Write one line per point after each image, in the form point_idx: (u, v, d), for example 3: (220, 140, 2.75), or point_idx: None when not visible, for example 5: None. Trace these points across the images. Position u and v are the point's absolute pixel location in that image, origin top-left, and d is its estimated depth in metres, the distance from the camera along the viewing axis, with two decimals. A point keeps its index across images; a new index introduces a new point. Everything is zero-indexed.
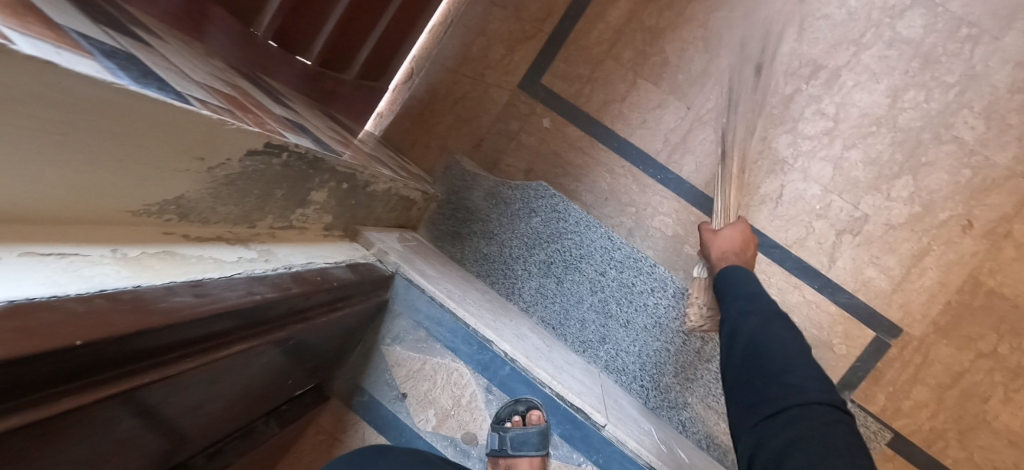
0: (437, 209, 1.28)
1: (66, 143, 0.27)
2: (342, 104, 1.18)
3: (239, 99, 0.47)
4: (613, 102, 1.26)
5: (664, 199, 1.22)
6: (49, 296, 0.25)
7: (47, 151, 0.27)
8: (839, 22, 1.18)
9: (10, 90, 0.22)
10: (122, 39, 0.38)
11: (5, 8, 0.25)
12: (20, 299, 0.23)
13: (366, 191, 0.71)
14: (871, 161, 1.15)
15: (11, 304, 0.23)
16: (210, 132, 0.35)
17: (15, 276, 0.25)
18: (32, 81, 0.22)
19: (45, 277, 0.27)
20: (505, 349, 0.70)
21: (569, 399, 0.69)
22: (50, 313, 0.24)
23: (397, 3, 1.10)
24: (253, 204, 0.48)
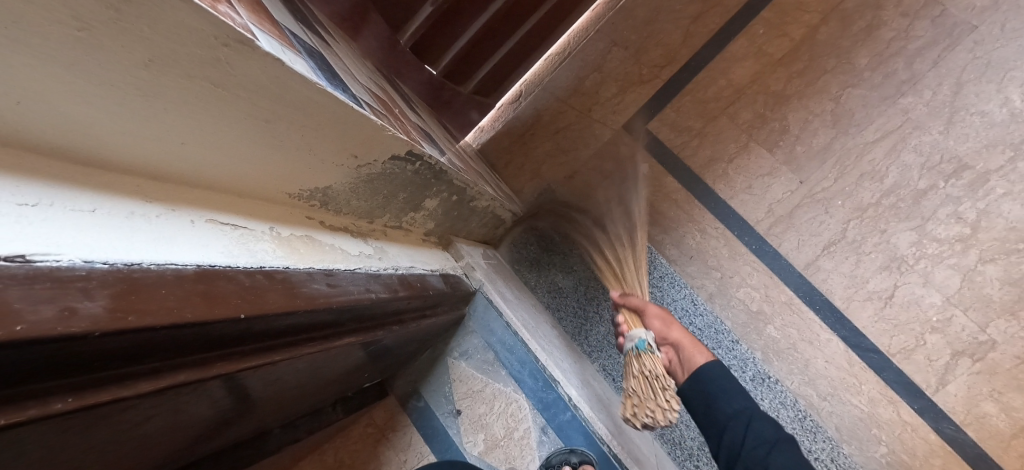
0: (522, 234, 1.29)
1: (266, 128, 0.34)
2: (454, 115, 1.23)
3: (388, 103, 0.54)
4: (719, 161, 1.21)
5: (755, 271, 1.15)
6: (224, 265, 0.32)
7: (254, 132, 0.34)
8: (996, 122, 1.06)
9: (244, 79, 0.29)
10: (314, 38, 0.45)
11: (256, 14, 0.33)
12: (206, 264, 0.30)
13: (470, 206, 0.74)
14: (1010, 281, 1.02)
15: (200, 268, 0.29)
16: (368, 135, 0.42)
17: (205, 242, 0.32)
18: (261, 73, 0.30)
19: (225, 247, 0.33)
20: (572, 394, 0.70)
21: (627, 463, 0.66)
22: (227, 283, 0.31)
23: (523, 31, 1.13)
24: (379, 202, 0.53)
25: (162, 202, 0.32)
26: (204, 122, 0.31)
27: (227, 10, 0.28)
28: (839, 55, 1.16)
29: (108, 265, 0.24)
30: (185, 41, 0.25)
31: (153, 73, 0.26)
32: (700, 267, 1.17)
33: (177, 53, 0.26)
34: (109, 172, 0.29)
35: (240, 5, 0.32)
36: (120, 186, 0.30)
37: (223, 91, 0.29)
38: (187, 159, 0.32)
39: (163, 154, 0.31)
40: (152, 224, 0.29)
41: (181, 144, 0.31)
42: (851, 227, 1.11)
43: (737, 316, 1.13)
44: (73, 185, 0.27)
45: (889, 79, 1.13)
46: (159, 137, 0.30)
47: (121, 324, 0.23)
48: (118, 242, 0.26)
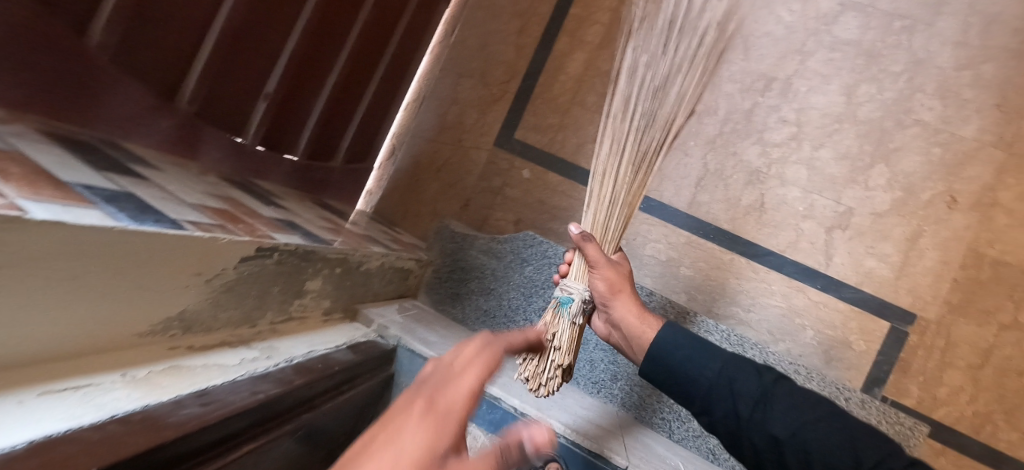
0: (433, 273, 1.31)
1: (76, 285, 0.34)
2: (333, 190, 1.23)
3: (231, 211, 0.54)
4: (586, 144, 1.35)
5: (652, 226, 1.24)
6: (66, 429, 0.31)
7: (62, 293, 0.33)
8: (780, 37, 1.26)
9: (23, 252, 0.29)
10: (122, 179, 0.45)
11: (24, 183, 0.32)
12: (42, 437, 0.29)
13: (361, 271, 0.75)
14: (841, 158, 1.20)
15: (33, 443, 0.28)
16: (201, 252, 0.43)
17: (39, 416, 0.31)
18: (39, 239, 0.30)
19: (65, 413, 0.33)
20: (515, 403, 0.72)
21: (587, 444, 0.71)
22: (69, 446, 0.29)
23: (369, 94, 1.21)
24: (252, 305, 0.54)
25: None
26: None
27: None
28: None
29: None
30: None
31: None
32: None
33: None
34: None
35: (8, 183, 0.31)
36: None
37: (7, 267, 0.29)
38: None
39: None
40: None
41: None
42: (709, 160, 1.25)
43: (653, 270, 1.22)
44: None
45: None
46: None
47: None
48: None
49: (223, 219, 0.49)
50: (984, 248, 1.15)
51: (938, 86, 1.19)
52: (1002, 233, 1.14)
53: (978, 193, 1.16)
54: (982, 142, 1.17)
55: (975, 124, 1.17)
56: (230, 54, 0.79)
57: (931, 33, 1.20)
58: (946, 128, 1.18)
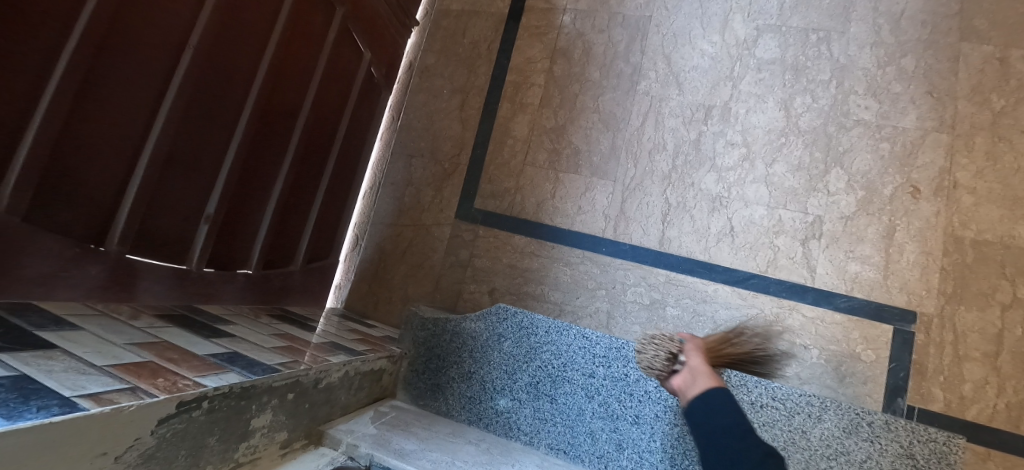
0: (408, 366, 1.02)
1: None
2: (297, 294, 1.22)
3: (153, 362, 0.53)
4: (546, 201, 1.31)
5: (628, 271, 1.22)
6: None
7: None
8: (707, 68, 1.31)
9: None
10: (19, 358, 0.44)
11: None
12: None
13: (320, 388, 0.72)
14: (796, 166, 1.20)
15: None
16: (117, 424, 0.40)
17: None
18: None
19: None
20: None
21: None
22: None
23: (323, 188, 1.25)
24: (185, 465, 0.50)
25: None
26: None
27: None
28: (578, 79, 1.39)
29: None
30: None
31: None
32: (586, 294, 1.22)
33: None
34: None
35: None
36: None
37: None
38: None
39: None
40: None
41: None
42: (669, 194, 1.25)
43: (640, 317, 1.18)
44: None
45: (621, 78, 1.36)
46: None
47: None
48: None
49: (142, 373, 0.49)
50: (960, 230, 1.12)
51: (869, 84, 1.23)
52: (972, 213, 1.13)
53: (937, 178, 1.15)
54: (923, 129, 1.18)
55: (912, 114, 1.19)
56: (166, 174, 0.81)
57: (845, 38, 1.26)
58: (886, 123, 1.20)
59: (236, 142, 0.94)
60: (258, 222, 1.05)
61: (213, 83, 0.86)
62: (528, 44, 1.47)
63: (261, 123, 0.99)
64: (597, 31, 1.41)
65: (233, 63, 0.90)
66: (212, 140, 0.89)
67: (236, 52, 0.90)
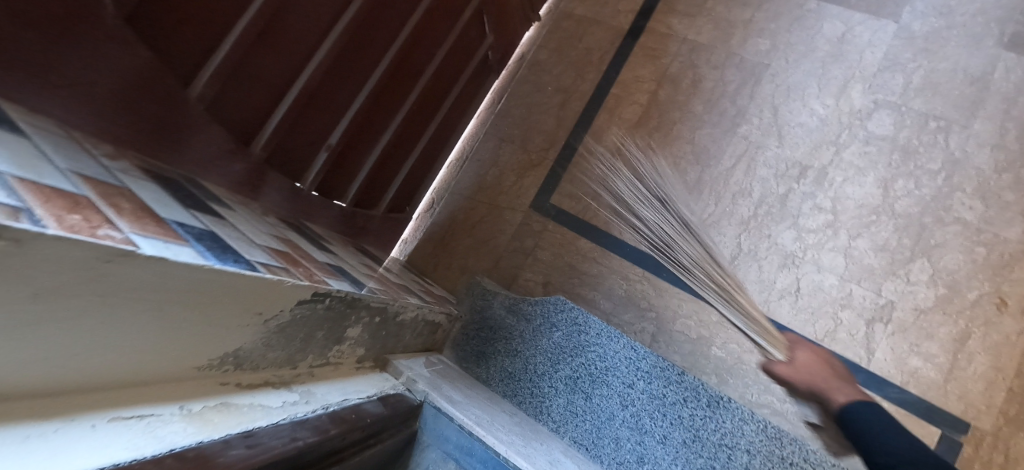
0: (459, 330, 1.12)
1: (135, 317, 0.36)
2: (372, 237, 1.30)
3: (289, 253, 0.61)
4: (620, 215, 1.33)
5: (682, 300, 1.24)
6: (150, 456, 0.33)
7: (122, 318, 0.35)
8: (813, 128, 1.28)
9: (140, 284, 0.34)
10: (205, 219, 0.53)
11: (159, 224, 0.40)
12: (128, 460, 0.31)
13: (396, 321, 0.80)
14: (882, 247, 1.17)
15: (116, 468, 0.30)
16: (273, 291, 0.48)
17: (82, 428, 0.32)
18: (127, 312, 0.35)
19: (85, 449, 0.31)
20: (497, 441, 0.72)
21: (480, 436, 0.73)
22: None
23: (420, 148, 1.33)
24: (297, 347, 0.57)
25: (11, 422, 0.30)
26: (8, 327, 0.29)
27: (107, 231, 0.33)
28: (680, 107, 1.39)
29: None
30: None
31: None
32: (635, 311, 1.26)
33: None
34: None
35: (122, 218, 0.37)
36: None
37: (36, 302, 0.29)
38: (52, 368, 0.32)
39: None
40: (44, 443, 0.29)
41: (43, 352, 0.31)
42: (743, 239, 1.24)
43: (682, 346, 1.20)
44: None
45: (723, 117, 1.35)
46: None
47: None
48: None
49: (286, 262, 0.57)
50: None
51: (981, 186, 1.18)
52: None
53: None
54: None
55: (1018, 227, 1.14)
56: (308, 102, 0.92)
57: (966, 134, 1.22)
58: (988, 229, 1.15)
59: (368, 88, 1.04)
60: (362, 163, 1.15)
61: (364, 33, 0.97)
62: (640, 63, 1.48)
63: (389, 77, 1.10)
64: (711, 67, 1.41)
65: (383, 20, 1.01)
66: (350, 82, 0.99)
67: (388, 11, 1.01)
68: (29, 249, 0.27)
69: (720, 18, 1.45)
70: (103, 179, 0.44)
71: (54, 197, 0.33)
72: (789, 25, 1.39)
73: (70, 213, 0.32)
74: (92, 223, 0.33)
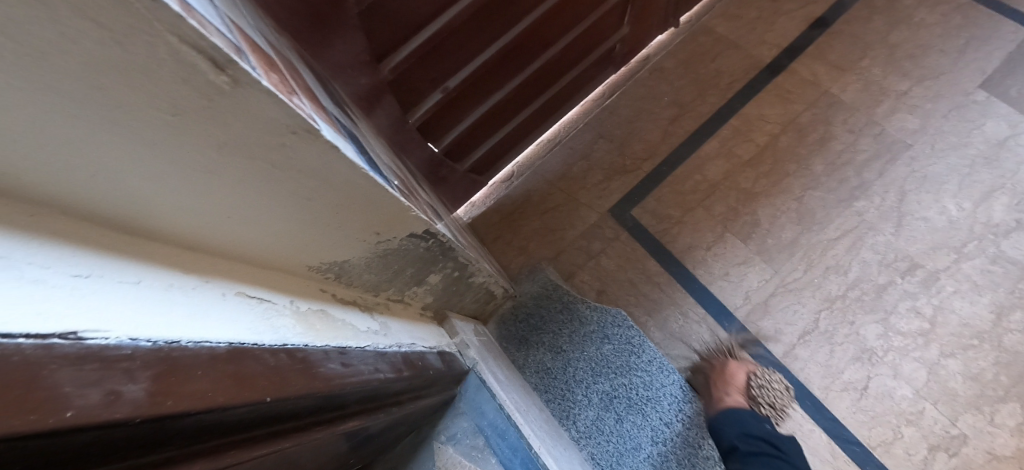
0: (511, 311, 1.18)
1: (287, 198, 0.34)
2: (447, 191, 1.24)
3: (404, 183, 0.60)
4: (697, 249, 1.25)
5: (737, 357, 1.14)
6: (265, 345, 0.31)
7: (279, 195, 0.33)
8: (938, 227, 1.17)
9: (306, 167, 0.32)
10: (346, 121, 0.51)
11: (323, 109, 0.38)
12: (248, 343, 0.29)
13: (467, 281, 0.77)
14: (974, 376, 1.06)
15: (235, 347, 0.28)
16: (398, 216, 0.45)
17: (213, 293, 0.31)
18: (285, 191, 0.33)
19: (217, 315, 0.29)
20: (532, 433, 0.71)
21: (517, 422, 0.71)
22: (256, 364, 0.29)
23: (524, 115, 1.26)
24: (387, 276, 0.55)
25: (156, 263, 0.29)
26: (189, 168, 0.27)
27: (296, 102, 0.31)
28: (798, 160, 1.30)
29: (73, 341, 0.19)
30: (183, 81, 0.23)
31: (111, 98, 0.22)
32: (683, 351, 1.16)
33: (189, 99, 0.24)
34: (129, 235, 0.29)
35: (301, 95, 0.35)
36: (45, 227, 0.24)
37: (218, 153, 0.27)
38: (204, 221, 0.31)
39: (143, 205, 0.28)
40: (185, 296, 0.28)
41: (201, 205, 0.30)
42: (823, 317, 1.15)
43: None
44: (45, 237, 0.23)
45: (842, 185, 1.25)
46: (146, 190, 0.27)
47: (162, 408, 0.21)
48: (91, 309, 0.21)
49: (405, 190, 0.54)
50: None
51: None
52: None
53: None
54: None
55: None
56: (448, 38, 0.89)
57: None
58: None
59: (504, 40, 0.99)
60: (469, 114, 1.10)
61: None
62: (770, 101, 1.38)
63: (527, 36, 1.05)
64: (847, 129, 1.30)
65: None
66: (491, 28, 0.95)
67: None
68: (237, 88, 0.24)
69: (873, 82, 1.34)
70: (277, 47, 0.42)
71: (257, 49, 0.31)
72: (947, 112, 1.27)
73: (271, 72, 0.30)
74: (285, 88, 0.31)
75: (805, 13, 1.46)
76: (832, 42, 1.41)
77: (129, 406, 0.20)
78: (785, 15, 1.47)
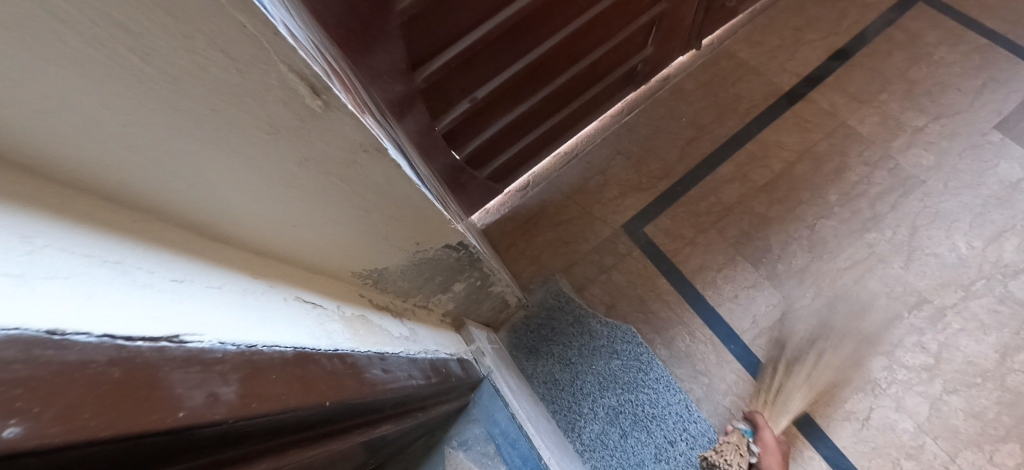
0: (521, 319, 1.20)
1: (346, 209, 0.36)
2: (465, 197, 1.26)
3: (438, 193, 0.62)
4: (708, 270, 1.27)
5: (740, 379, 1.15)
6: (320, 349, 0.32)
7: (339, 206, 0.36)
8: (948, 264, 1.19)
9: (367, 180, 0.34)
10: (391, 131, 0.53)
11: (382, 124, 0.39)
12: (308, 348, 0.31)
13: (487, 290, 0.79)
14: (976, 414, 1.07)
15: (300, 352, 0.30)
16: (439, 228, 0.47)
17: (273, 295, 0.33)
18: (347, 202, 0.36)
19: (280, 313, 0.32)
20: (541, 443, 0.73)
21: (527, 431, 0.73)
22: (316, 367, 0.30)
23: (545, 127, 1.27)
24: (418, 283, 0.57)
25: (229, 266, 0.32)
26: (265, 177, 0.30)
27: (372, 123, 0.34)
28: (813, 189, 1.31)
29: (179, 344, 0.21)
30: (285, 104, 0.27)
31: (218, 118, 0.26)
32: (688, 370, 1.16)
33: (288, 120, 0.28)
34: (205, 237, 0.32)
35: (370, 116, 0.38)
36: (137, 230, 0.27)
37: (293, 163, 0.30)
38: (271, 226, 0.34)
39: (221, 209, 0.31)
40: (253, 297, 0.31)
41: (272, 214, 0.33)
42: (829, 345, 1.16)
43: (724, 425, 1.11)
44: (140, 237, 0.27)
45: (855, 215, 1.27)
46: (228, 198, 0.31)
47: (248, 410, 0.23)
48: (188, 312, 0.24)
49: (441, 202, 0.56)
50: None
51: None
52: None
53: None
54: None
55: None
56: (481, 50, 0.91)
57: None
58: None
59: (534, 54, 1.01)
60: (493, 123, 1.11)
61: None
62: (787, 128, 1.40)
63: (556, 52, 1.07)
64: (863, 161, 1.32)
65: None
66: (523, 42, 0.97)
67: None
68: None
69: (890, 116, 1.36)
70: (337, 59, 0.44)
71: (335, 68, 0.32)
72: (963, 150, 1.29)
73: (352, 97, 0.34)
74: (361, 110, 0.34)
75: (827, 44, 1.48)
76: (851, 74, 1.43)
77: (226, 407, 0.21)
78: (807, 45, 1.49)
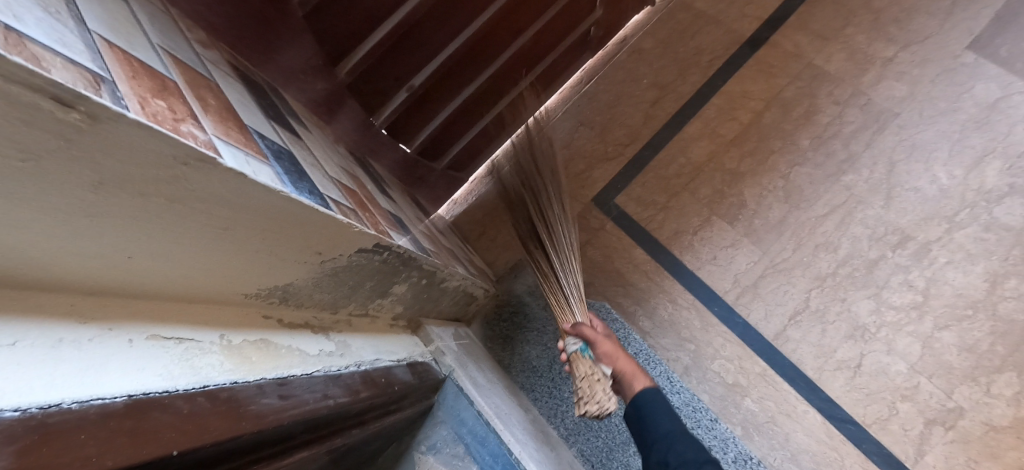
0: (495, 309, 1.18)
1: (200, 232, 0.33)
2: (427, 190, 1.22)
3: (358, 194, 0.59)
4: (685, 234, 1.23)
5: (727, 342, 1.13)
6: (159, 392, 0.30)
7: (189, 231, 0.32)
8: (930, 197, 1.14)
9: (207, 198, 0.31)
10: (285, 135, 0.49)
11: (236, 130, 0.35)
12: (139, 394, 0.29)
13: (439, 287, 0.76)
14: (968, 347, 1.03)
15: (134, 399, 0.28)
16: (337, 234, 0.43)
17: (118, 343, 0.31)
18: (197, 225, 0.32)
19: (121, 367, 0.30)
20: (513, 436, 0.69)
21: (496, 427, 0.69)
22: (162, 414, 0.29)
23: (499, 107, 1.23)
24: (343, 293, 0.54)
25: (48, 318, 0.28)
26: (68, 213, 0.26)
27: (191, 127, 0.29)
28: (784, 137, 1.26)
29: None
30: (28, 125, 0.21)
31: None
32: (673, 340, 1.16)
33: (45, 142, 0.22)
34: (17, 289, 0.28)
35: (208, 117, 0.33)
36: None
37: (97, 192, 0.26)
38: (109, 265, 0.31)
39: (24, 254, 0.26)
40: (75, 351, 0.28)
41: (94, 251, 0.29)
42: (814, 296, 1.13)
43: (714, 390, 1.11)
44: None
45: (829, 159, 1.22)
46: (24, 240, 0.26)
47: None
48: None
49: (355, 204, 0.52)
50: None
51: None
52: None
53: None
54: None
55: None
56: (404, 36, 0.87)
57: None
58: None
59: (468, 32, 0.97)
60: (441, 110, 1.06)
61: None
62: (752, 77, 1.34)
63: (492, 26, 1.01)
64: (833, 101, 1.27)
65: None
66: (452, 20, 0.92)
67: None
68: (97, 125, 0.23)
69: (857, 51, 1.30)
70: (194, 67, 0.40)
71: (144, 74, 0.29)
72: (936, 77, 1.23)
73: (156, 98, 0.28)
74: (177, 114, 0.28)
75: None
76: (814, 12, 1.37)
77: None
78: None
